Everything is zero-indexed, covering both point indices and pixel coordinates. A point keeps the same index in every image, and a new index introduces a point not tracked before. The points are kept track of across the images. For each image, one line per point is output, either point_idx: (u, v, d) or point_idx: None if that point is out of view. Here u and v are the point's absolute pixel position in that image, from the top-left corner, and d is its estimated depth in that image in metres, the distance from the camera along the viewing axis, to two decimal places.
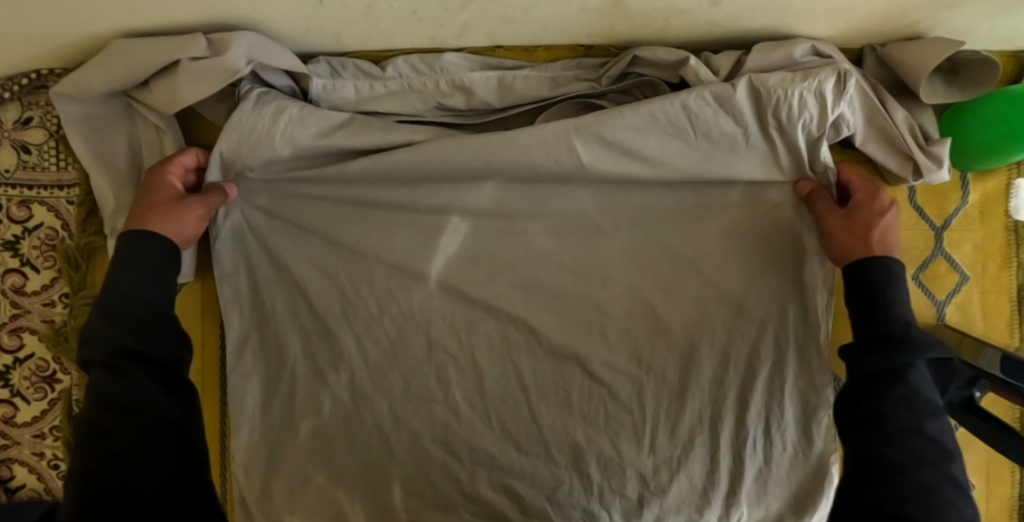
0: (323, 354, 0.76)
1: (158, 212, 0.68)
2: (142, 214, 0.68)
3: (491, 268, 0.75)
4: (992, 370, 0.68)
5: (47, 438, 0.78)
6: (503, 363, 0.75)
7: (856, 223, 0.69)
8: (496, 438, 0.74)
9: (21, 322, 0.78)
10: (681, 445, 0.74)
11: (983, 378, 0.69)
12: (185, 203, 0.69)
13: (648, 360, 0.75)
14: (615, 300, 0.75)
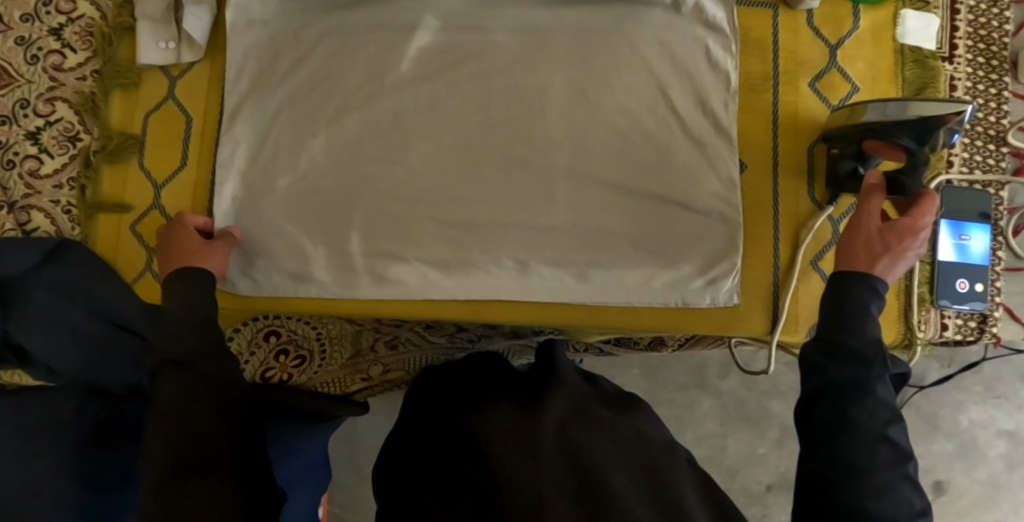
0: (303, 121, 0.88)
1: (186, 260, 0.82)
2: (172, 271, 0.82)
3: (454, 60, 0.88)
4: (868, 121, 0.78)
5: (64, 188, 0.91)
6: (456, 139, 0.86)
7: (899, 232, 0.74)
8: (446, 198, 0.86)
9: (56, 93, 0.93)
10: (605, 215, 0.85)
11: (861, 135, 0.78)
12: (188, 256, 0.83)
13: (583, 137, 0.86)
14: (557, 91, 0.87)
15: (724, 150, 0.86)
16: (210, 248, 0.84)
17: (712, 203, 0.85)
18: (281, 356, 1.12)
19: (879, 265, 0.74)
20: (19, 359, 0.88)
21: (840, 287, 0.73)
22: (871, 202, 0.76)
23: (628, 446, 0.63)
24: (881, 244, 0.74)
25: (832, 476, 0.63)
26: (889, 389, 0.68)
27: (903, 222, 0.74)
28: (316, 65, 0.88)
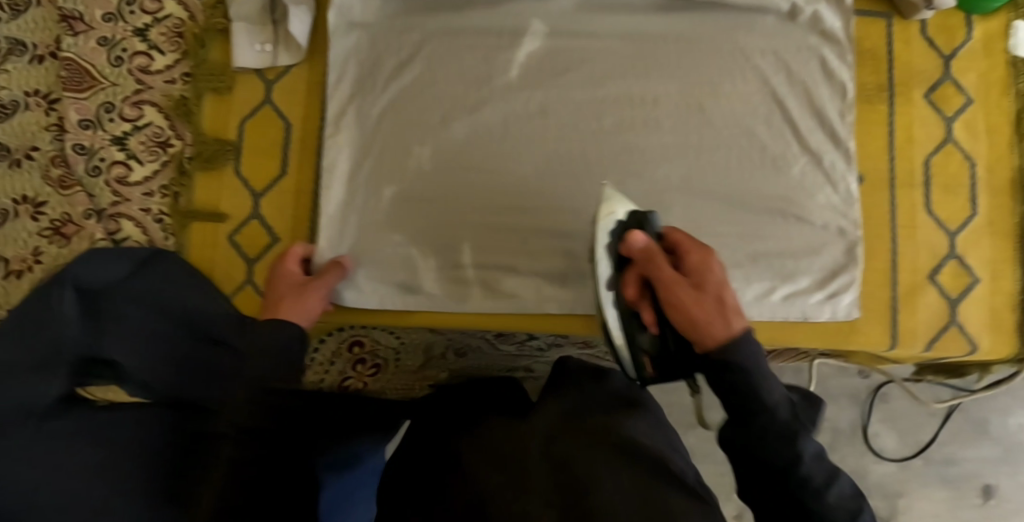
0: (409, 128, 0.84)
1: (285, 303, 0.76)
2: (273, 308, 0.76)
3: (564, 66, 0.85)
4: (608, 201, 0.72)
5: (155, 196, 0.87)
6: (553, 150, 0.84)
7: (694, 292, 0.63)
8: (560, 208, 0.83)
9: (144, 96, 0.89)
10: (722, 226, 0.84)
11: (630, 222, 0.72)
12: (299, 293, 0.77)
13: (696, 146, 0.84)
14: (669, 98, 0.85)
15: (842, 162, 0.85)
16: (311, 287, 0.78)
17: (830, 217, 0.84)
18: (359, 365, 1.10)
19: (733, 321, 0.62)
20: (114, 375, 0.83)
21: (722, 372, 0.61)
22: (665, 268, 0.65)
23: (592, 434, 0.59)
24: (709, 299, 0.62)
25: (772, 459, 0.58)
26: (779, 387, 0.61)
27: (708, 272, 0.64)
28: (420, 69, 0.85)
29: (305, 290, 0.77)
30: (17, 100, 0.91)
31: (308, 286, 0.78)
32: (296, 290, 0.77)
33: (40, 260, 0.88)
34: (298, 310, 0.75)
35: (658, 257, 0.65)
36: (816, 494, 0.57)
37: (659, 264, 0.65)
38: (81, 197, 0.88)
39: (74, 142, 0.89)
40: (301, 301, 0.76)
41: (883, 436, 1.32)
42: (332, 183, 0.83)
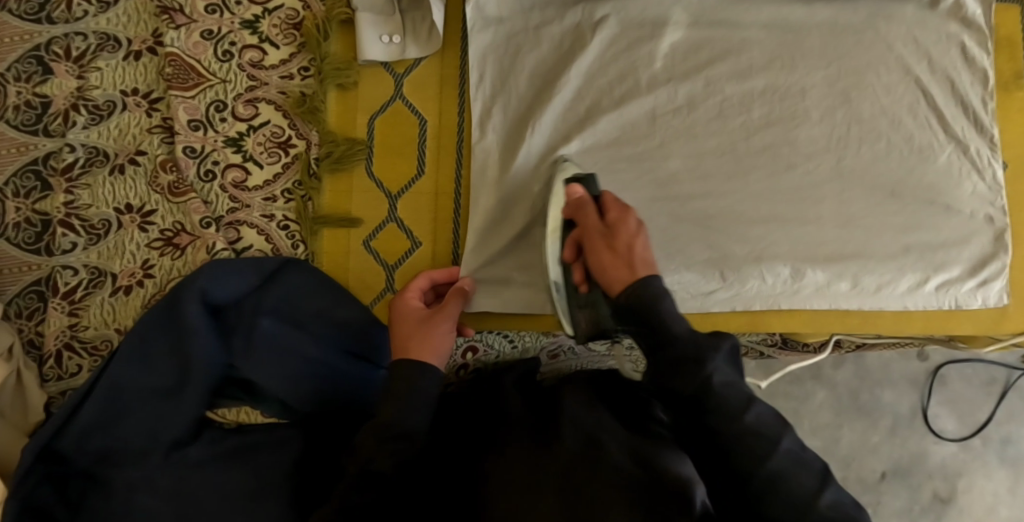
0: (555, 123, 0.81)
1: (413, 341, 0.72)
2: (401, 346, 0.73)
3: (710, 57, 0.83)
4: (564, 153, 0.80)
5: (278, 201, 0.82)
6: (718, 141, 0.82)
7: (612, 238, 0.68)
8: (713, 204, 0.81)
9: (258, 93, 0.83)
10: (874, 218, 0.82)
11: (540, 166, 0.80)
12: (428, 326, 0.74)
13: (844, 138, 0.83)
14: (817, 89, 0.83)
15: (987, 150, 0.84)
16: (438, 316, 0.74)
17: (978, 206, 0.84)
18: (459, 371, 0.94)
19: (641, 267, 0.66)
20: (250, 396, 0.79)
21: (635, 311, 0.64)
22: (593, 218, 0.70)
23: (626, 454, 0.66)
24: (622, 244, 0.67)
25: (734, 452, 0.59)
26: (726, 367, 0.61)
27: (624, 221, 0.68)
28: (563, 62, 0.82)
29: (432, 322, 0.74)
30: (113, 101, 0.84)
31: (438, 314, 0.74)
32: (423, 319, 0.74)
33: (149, 274, 0.81)
34: (427, 347, 0.72)
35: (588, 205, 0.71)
36: (755, 460, 0.58)
37: (588, 215, 0.70)
38: (194, 204, 0.81)
39: (183, 144, 0.82)
40: (428, 335, 0.73)
41: (944, 418, 1.29)
42: (478, 182, 0.80)
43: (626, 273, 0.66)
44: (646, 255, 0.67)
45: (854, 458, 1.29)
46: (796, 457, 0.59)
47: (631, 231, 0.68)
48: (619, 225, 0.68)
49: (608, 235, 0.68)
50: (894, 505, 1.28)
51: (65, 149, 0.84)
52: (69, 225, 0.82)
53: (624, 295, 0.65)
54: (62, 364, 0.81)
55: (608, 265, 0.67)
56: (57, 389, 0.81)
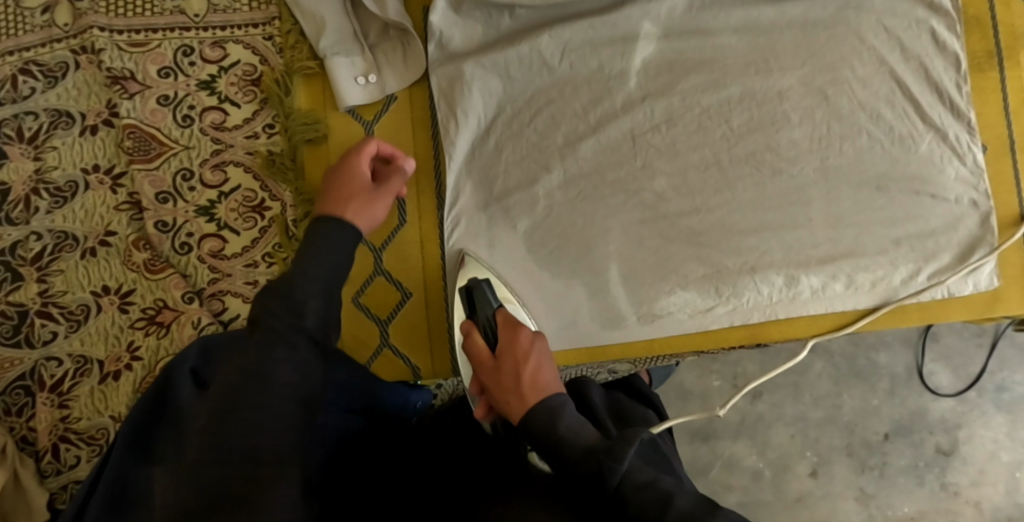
0: (531, 156, 0.79)
1: (352, 203, 0.69)
2: (337, 201, 0.68)
3: (683, 70, 0.81)
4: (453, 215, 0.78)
5: (260, 266, 0.79)
6: (701, 155, 0.81)
7: (496, 363, 0.67)
8: (701, 220, 0.81)
9: (224, 156, 0.80)
10: (858, 217, 0.82)
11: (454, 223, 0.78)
12: (374, 198, 0.70)
13: (824, 138, 0.82)
14: (792, 90, 0.82)
15: (968, 134, 0.83)
16: (377, 195, 0.70)
17: (961, 190, 0.83)
18: None
19: (530, 396, 0.63)
20: None
21: (530, 437, 0.61)
22: (478, 356, 0.68)
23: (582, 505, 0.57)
24: (508, 378, 0.65)
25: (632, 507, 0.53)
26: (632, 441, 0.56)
27: (512, 350, 0.67)
28: (534, 94, 0.79)
29: (374, 192, 0.70)
30: (75, 180, 0.81)
31: (386, 187, 0.71)
32: (360, 196, 0.69)
33: (137, 356, 0.79)
34: (362, 215, 0.68)
35: (473, 334, 0.70)
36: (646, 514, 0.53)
37: (473, 338, 0.70)
38: (174, 280, 0.79)
39: (155, 219, 0.80)
40: (367, 202, 0.69)
41: (938, 374, 1.19)
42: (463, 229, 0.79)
43: (517, 396, 0.64)
44: (547, 403, 0.63)
45: (857, 422, 1.19)
46: None
47: (521, 354, 0.66)
48: (506, 353, 0.67)
49: (498, 372, 0.66)
50: (899, 463, 1.18)
51: (31, 237, 0.81)
52: (47, 314, 0.80)
53: (520, 427, 0.63)
54: (60, 457, 0.79)
55: (500, 382, 0.65)
56: (58, 484, 0.78)
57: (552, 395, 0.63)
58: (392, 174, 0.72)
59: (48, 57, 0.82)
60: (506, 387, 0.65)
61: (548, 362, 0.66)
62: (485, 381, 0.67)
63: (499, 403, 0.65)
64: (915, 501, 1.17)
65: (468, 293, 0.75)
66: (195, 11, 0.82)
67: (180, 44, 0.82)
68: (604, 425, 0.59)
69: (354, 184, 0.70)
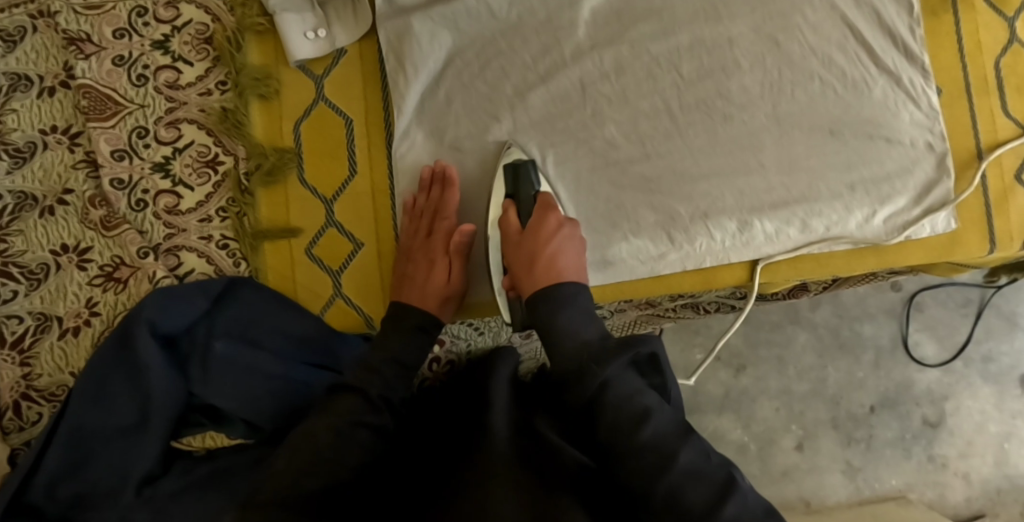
0: (480, 107, 0.79)
1: (420, 279, 0.77)
2: (405, 277, 0.77)
3: (632, 17, 0.81)
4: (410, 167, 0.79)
5: (214, 221, 0.80)
6: (651, 103, 0.81)
7: (523, 241, 0.74)
8: (653, 166, 0.81)
9: (178, 114, 0.81)
10: (812, 164, 0.82)
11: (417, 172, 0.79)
12: (439, 257, 0.77)
13: (777, 84, 0.82)
14: (743, 37, 0.82)
15: (923, 77, 0.83)
16: (437, 251, 0.77)
17: (917, 133, 0.83)
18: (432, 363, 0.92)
19: (545, 273, 0.72)
20: (214, 422, 0.78)
21: (535, 313, 0.71)
22: (514, 230, 0.76)
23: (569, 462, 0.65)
24: (528, 253, 0.73)
25: (620, 433, 0.61)
26: (630, 378, 0.64)
27: (540, 228, 0.74)
28: (484, 44, 0.79)
29: (433, 251, 0.77)
30: (34, 141, 0.82)
31: (442, 232, 0.77)
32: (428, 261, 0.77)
33: (95, 312, 0.80)
34: (431, 284, 0.77)
35: (511, 211, 0.77)
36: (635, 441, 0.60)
37: (510, 218, 0.76)
38: (130, 235, 0.80)
39: (111, 176, 0.81)
40: (433, 266, 0.77)
41: (924, 344, 1.30)
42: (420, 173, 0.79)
43: (535, 273, 0.72)
44: (554, 241, 0.73)
45: (841, 395, 1.29)
46: (696, 469, 0.58)
47: (545, 238, 0.73)
48: (535, 232, 0.74)
49: (521, 243, 0.74)
50: (885, 436, 1.29)
51: None
52: (7, 274, 0.79)
53: (530, 298, 0.72)
54: (21, 415, 0.79)
55: (520, 262, 0.74)
56: (21, 441, 0.78)
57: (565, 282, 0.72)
58: (441, 202, 0.77)
59: (6, 22, 0.83)
60: (534, 259, 0.73)
61: (572, 246, 0.74)
62: (508, 255, 0.75)
63: (518, 254, 0.74)
64: (902, 474, 1.28)
65: (513, 171, 0.77)
66: None
67: (133, 5, 0.82)
68: (611, 384, 0.63)
69: (421, 248, 0.77)
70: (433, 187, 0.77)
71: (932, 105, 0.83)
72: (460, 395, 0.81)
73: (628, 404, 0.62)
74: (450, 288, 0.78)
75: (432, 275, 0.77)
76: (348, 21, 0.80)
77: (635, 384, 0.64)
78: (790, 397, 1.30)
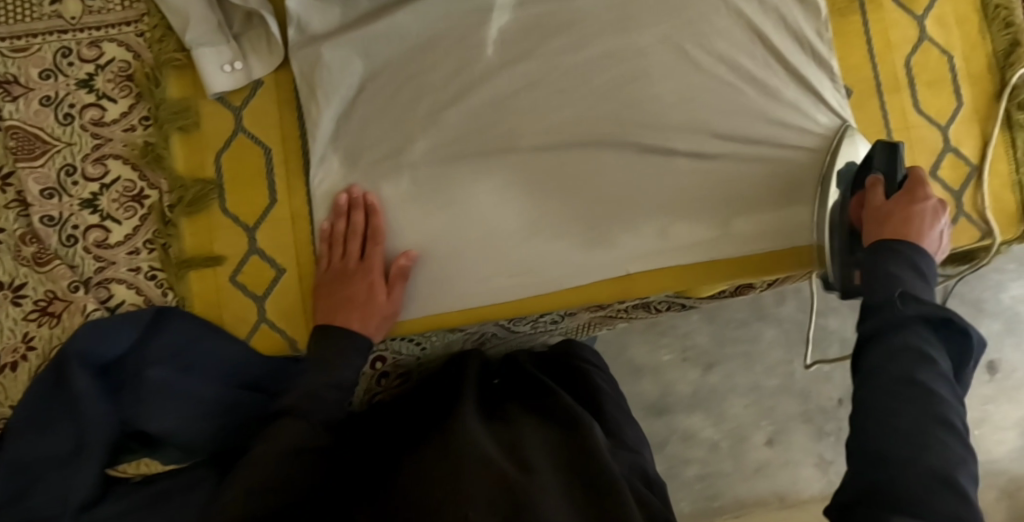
0: (395, 129, 0.80)
1: (353, 300, 0.76)
2: (337, 299, 0.77)
3: (541, 34, 0.82)
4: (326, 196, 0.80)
5: (142, 252, 0.82)
6: (563, 116, 0.81)
7: (891, 202, 0.71)
8: (575, 174, 0.80)
9: (104, 150, 0.83)
10: (727, 170, 0.83)
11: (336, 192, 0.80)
12: (373, 277, 0.77)
13: (688, 91, 0.82)
14: (651, 47, 0.83)
15: (829, 80, 0.85)
16: (371, 272, 0.77)
17: (831, 134, 0.84)
18: (383, 378, 0.98)
19: (889, 226, 0.69)
20: (148, 447, 0.80)
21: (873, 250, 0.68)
22: (875, 196, 0.73)
23: (552, 456, 0.69)
24: (889, 211, 0.70)
25: (898, 391, 0.56)
26: (926, 331, 0.58)
27: (911, 196, 0.70)
28: (395, 69, 0.81)
29: (366, 269, 0.77)
30: None
31: (374, 251, 0.78)
32: (364, 279, 0.77)
33: (32, 346, 0.82)
34: (368, 305, 0.76)
35: (875, 185, 0.74)
36: (890, 396, 0.56)
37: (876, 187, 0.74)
38: (60, 271, 0.82)
39: (40, 214, 0.82)
40: (368, 287, 0.77)
41: None
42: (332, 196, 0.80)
43: (886, 225, 0.69)
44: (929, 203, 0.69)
45: (811, 389, 1.29)
46: (945, 452, 0.53)
47: (911, 199, 0.70)
48: (904, 197, 0.71)
49: (901, 199, 0.71)
50: None
51: None
52: None
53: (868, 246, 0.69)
54: None
55: (876, 220, 0.71)
56: None
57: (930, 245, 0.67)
58: (370, 219, 0.79)
59: None
60: (891, 215, 0.69)
61: (940, 221, 0.69)
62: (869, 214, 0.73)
63: (881, 213, 0.71)
64: None
65: (886, 146, 0.77)
66: (71, 14, 0.85)
67: (59, 46, 0.85)
68: (904, 326, 0.58)
69: (353, 269, 0.78)
70: (354, 212, 0.79)
71: (840, 106, 0.85)
72: (426, 393, 0.85)
73: (897, 361, 0.57)
74: (389, 307, 0.77)
75: (373, 296, 0.77)
76: (261, 53, 0.83)
77: (923, 344, 0.57)
78: (759, 392, 1.28)
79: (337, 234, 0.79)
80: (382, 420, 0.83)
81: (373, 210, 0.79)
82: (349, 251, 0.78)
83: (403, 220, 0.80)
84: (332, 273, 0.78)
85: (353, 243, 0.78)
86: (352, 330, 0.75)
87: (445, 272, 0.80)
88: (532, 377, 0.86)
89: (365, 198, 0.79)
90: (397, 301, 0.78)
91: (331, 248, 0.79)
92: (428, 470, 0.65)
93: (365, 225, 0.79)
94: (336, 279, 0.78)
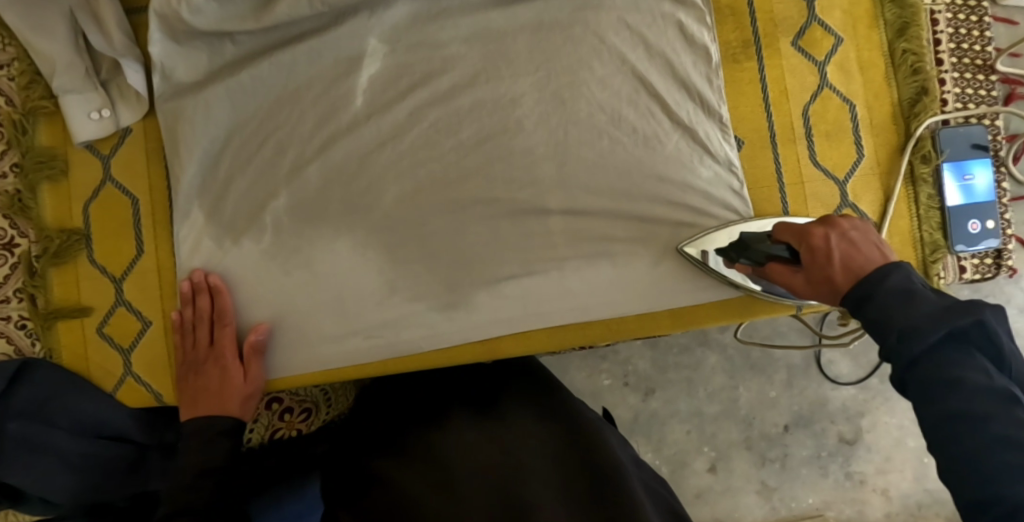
0: (263, 180, 0.79)
1: (209, 389, 0.77)
2: (197, 386, 0.77)
3: (411, 83, 0.80)
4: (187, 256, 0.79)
5: (12, 301, 0.80)
6: (430, 170, 0.79)
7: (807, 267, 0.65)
8: (442, 227, 0.79)
9: None
10: (604, 225, 0.80)
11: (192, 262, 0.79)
12: (228, 360, 0.77)
13: (564, 142, 0.80)
14: (526, 96, 0.80)
15: (719, 129, 0.81)
16: (224, 356, 0.77)
17: (718, 190, 0.80)
18: (286, 413, 0.89)
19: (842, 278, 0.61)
20: (12, 500, 0.77)
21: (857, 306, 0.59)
22: (793, 279, 0.67)
23: (553, 459, 0.68)
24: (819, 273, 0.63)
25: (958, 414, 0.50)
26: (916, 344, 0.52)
27: (812, 253, 0.64)
28: (262, 119, 0.79)
29: (218, 355, 0.77)
30: None
31: (221, 334, 0.78)
32: (224, 364, 0.77)
33: None
34: (226, 390, 0.76)
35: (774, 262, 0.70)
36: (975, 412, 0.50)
37: (776, 270, 0.69)
38: None
39: None
40: (222, 372, 0.77)
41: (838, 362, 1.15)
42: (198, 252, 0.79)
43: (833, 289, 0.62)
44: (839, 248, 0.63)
45: (754, 415, 1.15)
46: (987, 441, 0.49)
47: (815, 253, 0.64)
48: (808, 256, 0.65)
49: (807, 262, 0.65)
50: (801, 454, 1.15)
51: None
52: None
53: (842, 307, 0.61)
54: None
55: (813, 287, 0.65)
56: None
57: (869, 271, 0.59)
58: (216, 300, 0.78)
59: None
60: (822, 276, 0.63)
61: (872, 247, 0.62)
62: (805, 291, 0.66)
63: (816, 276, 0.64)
64: (820, 493, 1.15)
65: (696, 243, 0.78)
66: None
67: None
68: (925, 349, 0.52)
69: (203, 356, 0.78)
70: (199, 297, 0.78)
71: (729, 159, 0.81)
72: (414, 390, 0.85)
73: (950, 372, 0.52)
74: (248, 387, 0.77)
75: (229, 378, 0.77)
76: (129, 100, 0.81)
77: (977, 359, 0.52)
78: (701, 419, 1.15)
79: (188, 319, 0.78)
80: (374, 417, 0.84)
81: (216, 291, 0.78)
82: (199, 337, 0.78)
83: (256, 290, 0.79)
84: (191, 359, 0.78)
85: (199, 327, 0.78)
86: (219, 415, 0.76)
87: (309, 331, 0.80)
88: (525, 376, 0.85)
89: (207, 280, 0.78)
90: (256, 380, 0.78)
91: (183, 332, 0.79)
92: (424, 483, 0.66)
93: (211, 306, 0.79)
94: (189, 366, 0.78)
